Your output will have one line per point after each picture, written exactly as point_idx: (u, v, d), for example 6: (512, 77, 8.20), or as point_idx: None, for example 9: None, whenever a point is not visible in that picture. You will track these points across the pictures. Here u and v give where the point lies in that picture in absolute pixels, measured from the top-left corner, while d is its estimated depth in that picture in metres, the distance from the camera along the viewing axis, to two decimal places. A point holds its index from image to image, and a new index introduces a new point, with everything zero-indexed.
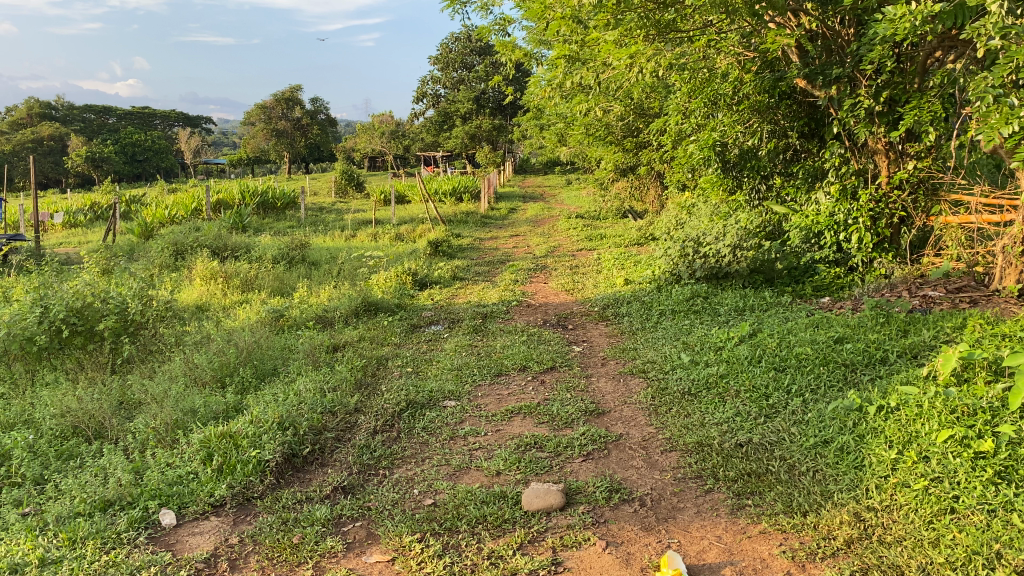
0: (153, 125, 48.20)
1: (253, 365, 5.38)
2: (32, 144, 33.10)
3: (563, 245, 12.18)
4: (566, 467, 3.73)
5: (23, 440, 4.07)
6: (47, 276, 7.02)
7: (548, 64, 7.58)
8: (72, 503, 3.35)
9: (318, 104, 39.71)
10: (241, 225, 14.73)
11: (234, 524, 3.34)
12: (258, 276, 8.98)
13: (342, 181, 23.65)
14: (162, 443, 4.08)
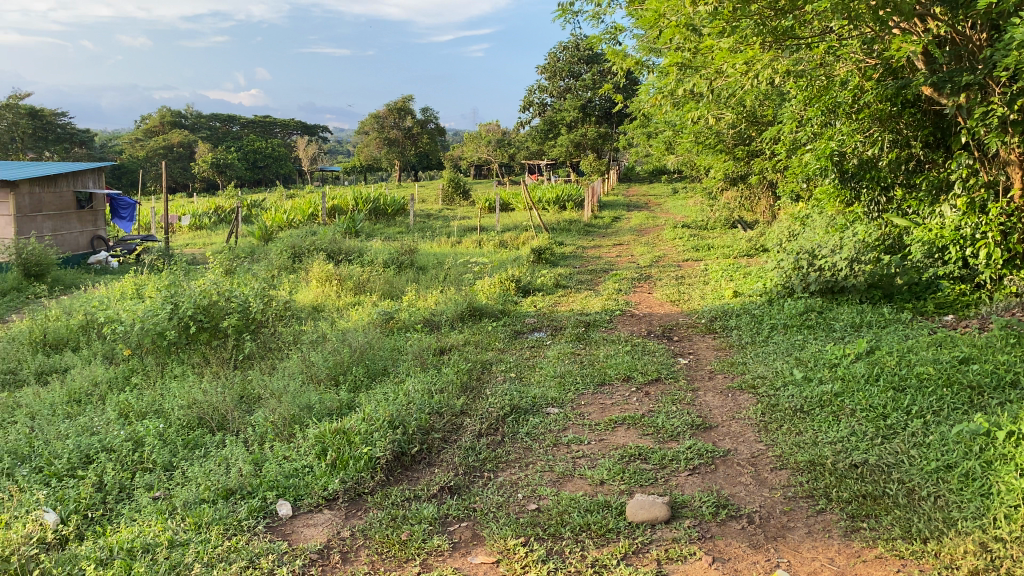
0: (273, 133, 50.44)
1: (364, 365, 5.55)
2: (164, 150, 35.23)
3: (669, 255, 12.01)
4: (672, 480, 3.68)
5: (155, 428, 4.34)
6: (177, 275, 7.45)
7: (659, 72, 7.52)
8: (197, 490, 3.56)
9: (428, 113, 40.60)
10: (353, 230, 15.25)
11: (346, 518, 3.46)
12: (369, 279, 9.27)
13: (450, 188, 24.10)
14: (279, 437, 4.27)
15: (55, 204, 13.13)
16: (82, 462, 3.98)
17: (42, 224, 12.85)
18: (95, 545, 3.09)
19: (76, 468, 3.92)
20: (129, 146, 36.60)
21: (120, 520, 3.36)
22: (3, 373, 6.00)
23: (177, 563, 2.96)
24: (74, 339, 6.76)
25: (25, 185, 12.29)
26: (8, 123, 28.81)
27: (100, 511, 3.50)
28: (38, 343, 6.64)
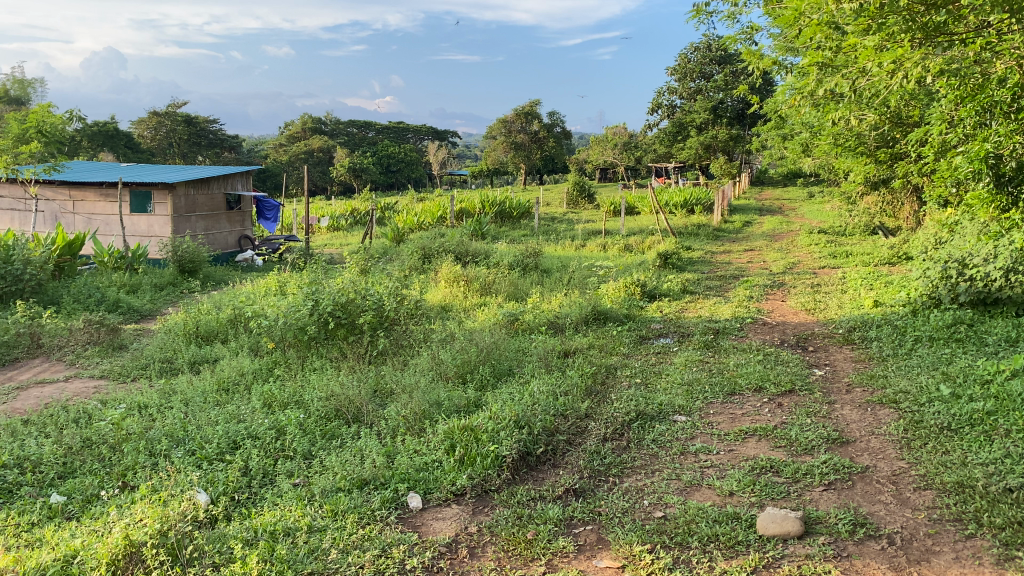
0: (406, 139, 52.03)
1: (491, 364, 5.65)
2: (305, 154, 36.98)
3: (803, 262, 11.56)
4: (805, 494, 3.55)
5: (296, 417, 4.58)
6: (316, 273, 7.82)
7: (797, 71, 7.28)
8: (334, 479, 3.73)
9: (556, 117, 40.79)
10: (480, 232, 15.54)
11: (473, 514, 3.53)
12: (495, 281, 9.41)
13: (575, 192, 24.13)
14: (410, 431, 4.41)
15: (207, 205, 14.04)
16: (229, 447, 4.25)
17: (196, 224, 13.76)
18: (241, 525, 3.30)
19: (225, 452, 4.18)
20: (273, 151, 38.65)
21: (263, 504, 3.56)
22: (160, 361, 6.48)
23: (315, 548, 3.11)
24: (223, 331, 7.22)
25: (181, 188, 13.19)
26: (167, 130, 31.00)
27: (246, 494, 3.72)
28: (192, 334, 7.13)
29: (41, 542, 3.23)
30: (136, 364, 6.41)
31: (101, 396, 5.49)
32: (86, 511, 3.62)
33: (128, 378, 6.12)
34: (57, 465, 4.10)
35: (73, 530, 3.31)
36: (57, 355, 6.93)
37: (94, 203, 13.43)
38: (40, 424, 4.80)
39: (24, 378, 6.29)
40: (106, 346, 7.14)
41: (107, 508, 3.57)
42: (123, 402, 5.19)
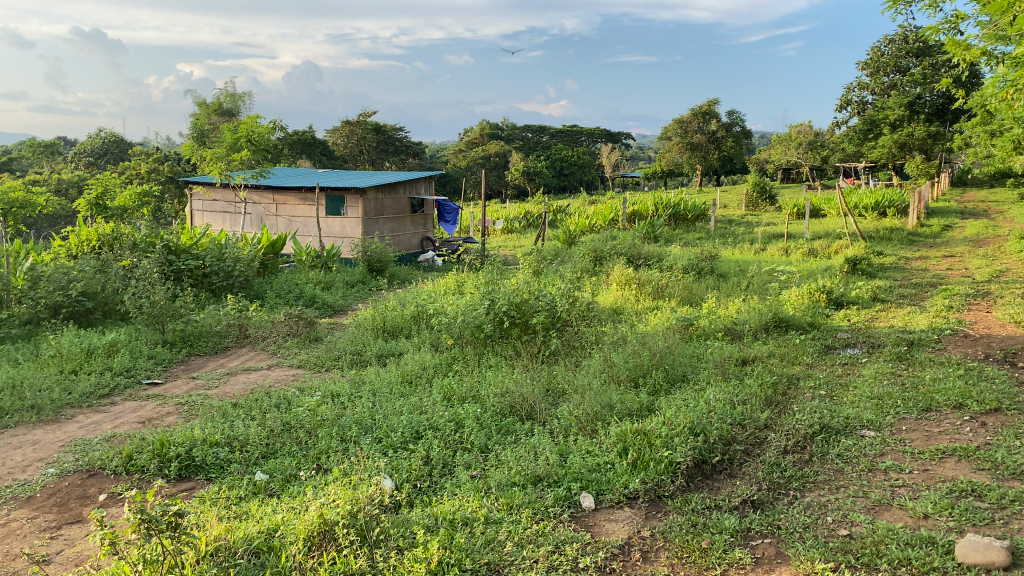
0: (579, 142, 52.29)
1: (665, 369, 5.58)
2: (482, 159, 38.06)
3: (1014, 270, 10.52)
4: (1013, 523, 3.25)
5: (473, 412, 4.75)
6: (493, 274, 8.05)
7: (1010, 62, 6.64)
8: (509, 473, 3.84)
9: (734, 116, 39.52)
10: (653, 235, 15.38)
11: (646, 518, 3.52)
12: (669, 285, 9.28)
13: (754, 194, 23.28)
14: (583, 431, 4.45)
15: (393, 208, 14.79)
16: (412, 436, 4.47)
17: (383, 226, 14.52)
18: (423, 512, 3.46)
19: (408, 441, 4.41)
20: (453, 156, 40.07)
21: (443, 493, 3.73)
22: (351, 353, 6.91)
23: (491, 539, 3.23)
24: (407, 326, 7.59)
25: (371, 192, 13.97)
26: (357, 138, 32.87)
27: (427, 482, 3.90)
28: (379, 328, 7.55)
29: (247, 514, 3.55)
30: (329, 355, 6.88)
31: (299, 384, 5.95)
32: (285, 489, 3.94)
33: (323, 368, 6.59)
34: (261, 446, 4.47)
35: (274, 506, 3.62)
36: (261, 345, 7.58)
37: (294, 206, 14.51)
38: (247, 407, 5.27)
39: (233, 365, 6.93)
40: (303, 337, 7.71)
41: (304, 488, 3.87)
42: (318, 390, 5.59)
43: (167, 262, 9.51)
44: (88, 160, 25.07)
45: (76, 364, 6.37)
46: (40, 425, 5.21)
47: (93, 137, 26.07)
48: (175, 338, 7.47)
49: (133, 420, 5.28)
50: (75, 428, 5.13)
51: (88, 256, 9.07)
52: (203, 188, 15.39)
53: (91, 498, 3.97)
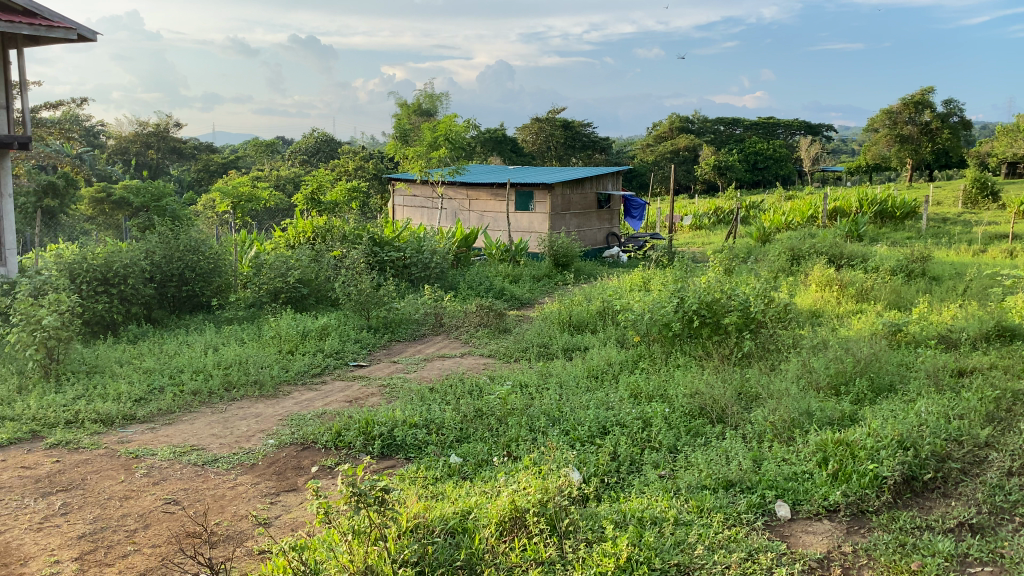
0: (775, 135, 50.14)
1: (869, 377, 5.23)
2: (671, 154, 37.43)
3: None
4: None
5: (661, 411, 4.69)
6: (683, 271, 7.92)
7: None
8: (699, 476, 3.77)
9: (953, 105, 36.29)
10: (856, 233, 14.48)
11: (848, 533, 3.34)
12: (874, 287, 8.70)
13: (974, 190, 21.30)
14: (779, 439, 4.27)
15: (581, 204, 14.91)
16: (600, 432, 4.49)
17: (570, 221, 14.66)
18: (611, 508, 3.48)
19: (595, 436, 4.44)
20: (640, 152, 39.72)
21: (631, 490, 3.72)
22: (538, 346, 7.05)
23: (681, 540, 3.19)
24: (593, 321, 7.61)
25: (560, 188, 14.15)
26: (547, 134, 33.36)
27: (615, 478, 3.91)
28: (566, 323, 7.63)
29: (443, 495, 3.72)
30: (517, 346, 7.05)
31: (490, 373, 6.15)
32: (478, 473, 4.09)
33: (511, 359, 6.77)
34: (455, 430, 4.65)
35: (467, 489, 3.76)
36: (455, 334, 7.92)
37: (486, 201, 14.97)
38: (442, 392, 5.52)
39: (429, 351, 7.28)
40: (493, 328, 7.95)
41: (496, 474, 4.00)
42: (508, 379, 5.76)
43: (372, 254, 10.18)
44: (303, 158, 27.13)
45: (293, 345, 6.94)
46: (262, 399, 5.74)
47: (307, 136, 28.19)
48: (378, 324, 7.96)
49: (340, 399, 5.68)
50: (292, 404, 5.59)
51: (303, 247, 9.87)
52: (405, 184, 16.25)
53: (305, 469, 4.32)
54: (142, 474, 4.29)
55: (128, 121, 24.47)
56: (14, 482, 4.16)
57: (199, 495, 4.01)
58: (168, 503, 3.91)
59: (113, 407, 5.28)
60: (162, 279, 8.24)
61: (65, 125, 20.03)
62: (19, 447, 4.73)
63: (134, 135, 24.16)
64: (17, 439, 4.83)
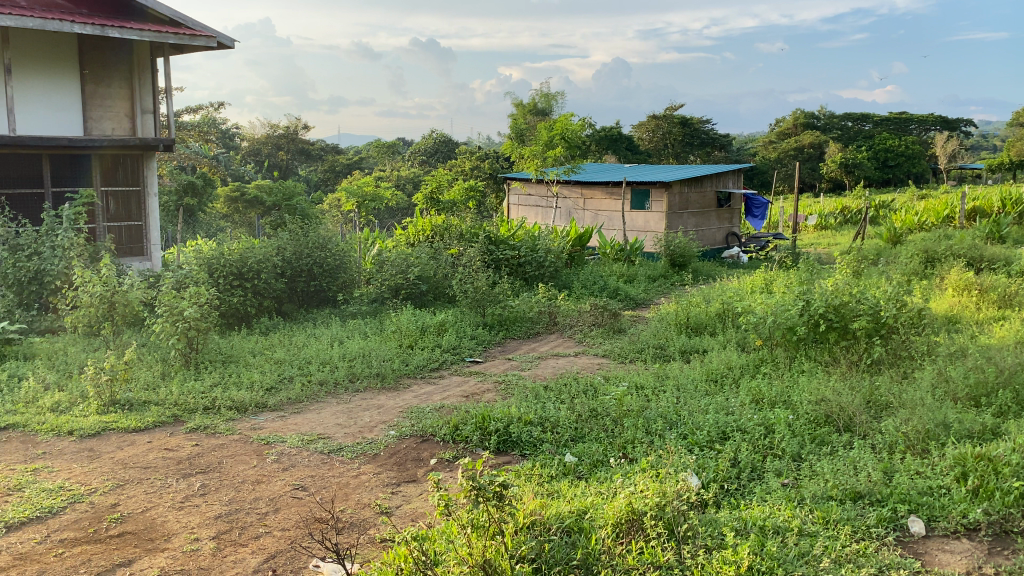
0: (908, 131, 47.58)
1: (1014, 389, 4.89)
2: (795, 151, 36.13)
3: None
4: None
5: (785, 418, 4.54)
6: (808, 273, 7.64)
7: None
8: (824, 486, 3.64)
9: None
10: (998, 235, 13.56)
11: (989, 554, 3.15)
12: (1020, 292, 8.12)
13: None
14: (911, 450, 4.07)
15: (699, 202, 14.62)
16: (719, 437, 4.40)
17: (688, 220, 14.39)
18: (731, 515, 3.40)
19: (714, 441, 4.34)
20: (762, 149, 38.55)
21: (752, 498, 3.63)
22: (654, 347, 6.95)
23: (806, 552, 3.08)
24: (711, 323, 7.44)
25: (677, 186, 13.91)
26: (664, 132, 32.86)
27: (735, 485, 3.82)
28: (683, 324, 7.50)
29: (558, 493, 3.74)
30: (633, 347, 6.99)
31: (606, 373, 6.12)
32: (593, 473, 4.08)
33: (627, 359, 6.71)
34: (570, 429, 4.65)
35: (583, 489, 3.76)
36: (569, 333, 7.92)
37: (601, 200, 14.90)
38: (557, 390, 5.54)
39: (544, 349, 7.32)
40: (609, 328, 7.90)
41: (612, 474, 3.98)
42: (623, 380, 5.72)
43: (488, 252, 10.33)
44: (422, 158, 27.77)
45: (412, 340, 7.12)
46: (383, 391, 5.92)
47: (427, 137, 28.82)
48: (494, 321, 8.05)
49: (458, 394, 5.79)
50: (411, 397, 5.75)
51: (423, 245, 10.10)
52: (521, 183, 16.36)
53: (424, 461, 4.43)
54: (272, 460, 4.51)
55: (260, 124, 25.74)
56: (158, 463, 4.46)
57: (325, 482, 4.18)
58: (296, 489, 4.09)
59: (247, 395, 5.57)
60: (292, 274, 8.63)
61: (204, 129, 21.26)
62: (163, 430, 5.07)
63: (265, 138, 25.40)
64: (161, 423, 5.17)
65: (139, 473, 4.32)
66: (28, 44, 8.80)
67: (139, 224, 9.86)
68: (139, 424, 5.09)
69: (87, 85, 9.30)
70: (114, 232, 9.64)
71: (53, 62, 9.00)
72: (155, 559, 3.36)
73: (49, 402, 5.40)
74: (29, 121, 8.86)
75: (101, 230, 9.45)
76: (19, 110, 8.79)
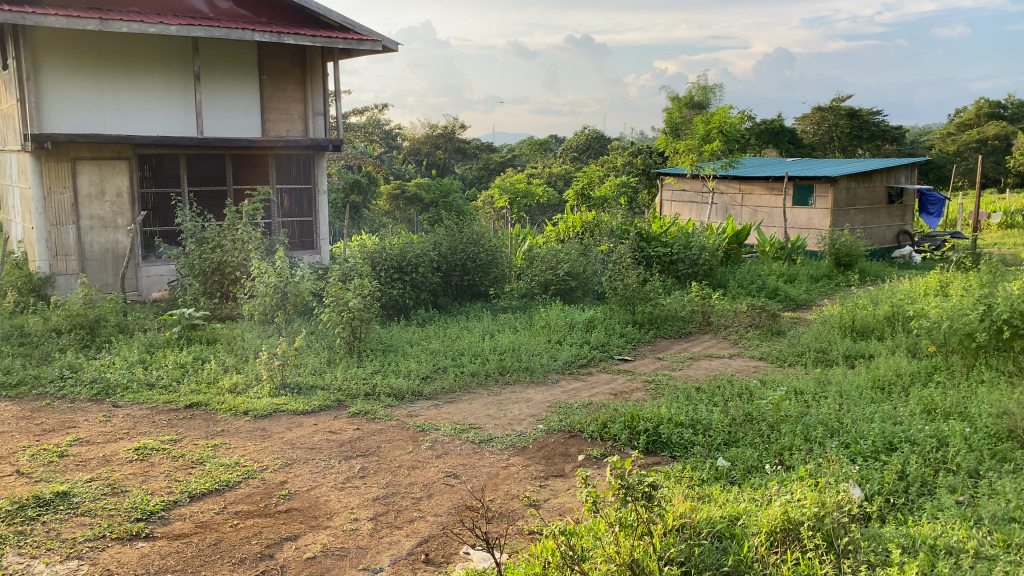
0: None
1: None
2: (977, 143, 33.38)
3: None
4: None
5: (961, 431, 4.21)
6: (991, 275, 7.04)
7: None
8: (1006, 507, 3.35)
9: None
10: None
11: None
12: None
13: None
14: None
15: (868, 198, 13.80)
16: (885, 447, 4.14)
17: (855, 218, 13.61)
18: (898, 531, 3.20)
19: (880, 452, 4.10)
20: (940, 142, 35.90)
21: (921, 514, 3.40)
22: (815, 351, 6.63)
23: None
24: (879, 328, 7.01)
25: (844, 181, 13.17)
26: None
27: (902, 499, 3.59)
28: (848, 327, 7.11)
29: (709, 498, 3.65)
30: (792, 350, 6.70)
31: (762, 376, 5.91)
32: (746, 479, 3.96)
33: (786, 363, 6.45)
34: (724, 432, 4.52)
35: (736, 494, 3.66)
36: (723, 334, 7.71)
37: (760, 196, 14.39)
38: (709, 392, 5.40)
39: (697, 350, 7.16)
40: (766, 329, 7.61)
41: (767, 481, 3.84)
42: (781, 384, 5.49)
43: (639, 249, 10.23)
44: (574, 154, 27.87)
45: (562, 335, 7.16)
46: (532, 384, 5.99)
47: (580, 134, 28.88)
48: (643, 319, 7.96)
49: (606, 391, 5.77)
50: (561, 392, 5.78)
51: (573, 241, 10.16)
52: (675, 179, 16.06)
53: (572, 457, 4.45)
54: (427, 447, 4.67)
55: (420, 124, 26.72)
56: (322, 445, 4.73)
57: (476, 471, 4.28)
58: (448, 476, 4.22)
59: (404, 383, 5.80)
60: (448, 268, 8.90)
61: (368, 129, 22.31)
62: (328, 413, 5.36)
63: (425, 137, 26.36)
64: (326, 406, 5.48)
65: (306, 453, 4.60)
66: (215, 51, 9.56)
67: (310, 219, 10.45)
68: (307, 407, 5.41)
69: (266, 88, 9.98)
70: (288, 227, 10.31)
71: (237, 68, 9.73)
72: (318, 535, 3.56)
73: (228, 383, 5.84)
74: (215, 123, 9.62)
75: (276, 225, 10.14)
76: (206, 114, 9.56)
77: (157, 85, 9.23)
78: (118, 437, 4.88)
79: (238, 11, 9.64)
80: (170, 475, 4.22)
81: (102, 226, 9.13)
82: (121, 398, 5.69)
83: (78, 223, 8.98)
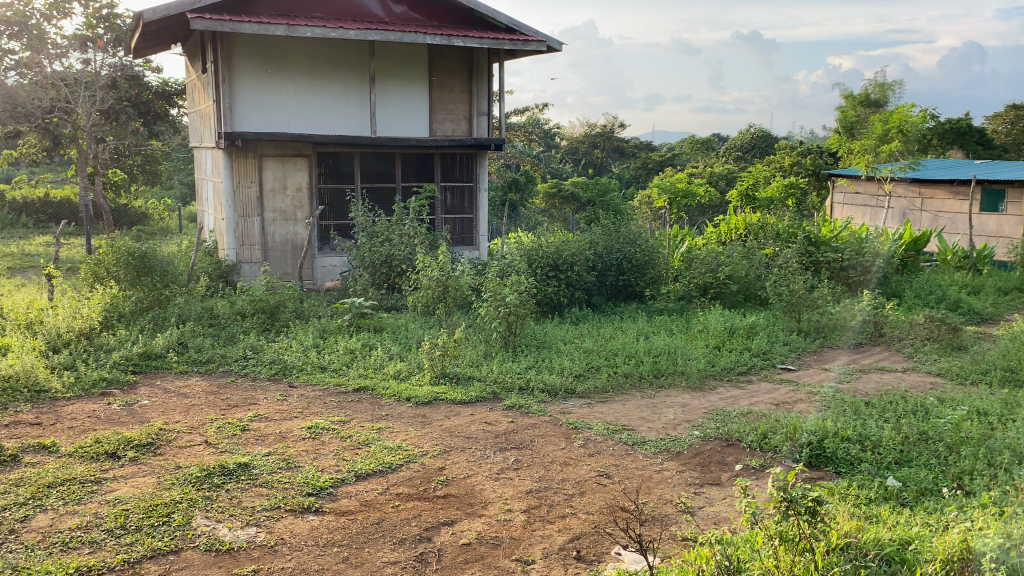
0: None
1: None
2: None
3: None
4: None
5: None
6: None
7: None
8: None
9: None
10: None
11: None
12: None
13: None
14: None
15: None
16: None
17: None
18: None
19: None
20: None
21: None
22: (1003, 370, 6.11)
23: None
24: None
25: None
26: None
27: None
28: None
29: (878, 518, 3.45)
30: (976, 367, 6.21)
31: (939, 393, 5.51)
32: (920, 502, 3.71)
33: (968, 381, 5.99)
34: (895, 451, 4.27)
35: (907, 517, 3.44)
36: (897, 347, 7.26)
37: (943, 200, 13.47)
38: (880, 408, 5.10)
39: (866, 362, 6.79)
40: (945, 344, 7.09)
41: (943, 506, 3.59)
42: (962, 404, 5.10)
43: (806, 253, 9.80)
44: (738, 154, 27.01)
45: (720, 341, 6.98)
46: (688, 389, 5.89)
47: (744, 133, 27.97)
48: (809, 327, 7.66)
49: (767, 400, 5.58)
50: (718, 399, 5.65)
51: (736, 244, 9.92)
52: (848, 180, 15.25)
53: (729, 465, 4.35)
54: (579, 444, 4.70)
55: (580, 124, 26.81)
56: (478, 435, 4.86)
57: (629, 472, 4.26)
58: (601, 475, 4.23)
59: (558, 380, 5.86)
60: (603, 268, 8.89)
61: (529, 128, 22.62)
62: (484, 404, 5.51)
63: (584, 137, 26.42)
64: (483, 398, 5.63)
65: (463, 441, 4.75)
66: (389, 54, 10.01)
67: (471, 217, 10.76)
68: (464, 397, 5.57)
69: (435, 89, 10.35)
70: (450, 224, 10.69)
71: (409, 69, 10.14)
72: (474, 523, 3.67)
73: (392, 369, 6.12)
74: (387, 122, 10.08)
75: (439, 222, 10.58)
76: (380, 114, 10.03)
77: (336, 86, 9.77)
78: (292, 415, 5.23)
79: (411, 14, 10.06)
80: (339, 454, 4.48)
81: (283, 218, 9.78)
82: (296, 379, 6.11)
83: (262, 215, 9.66)
